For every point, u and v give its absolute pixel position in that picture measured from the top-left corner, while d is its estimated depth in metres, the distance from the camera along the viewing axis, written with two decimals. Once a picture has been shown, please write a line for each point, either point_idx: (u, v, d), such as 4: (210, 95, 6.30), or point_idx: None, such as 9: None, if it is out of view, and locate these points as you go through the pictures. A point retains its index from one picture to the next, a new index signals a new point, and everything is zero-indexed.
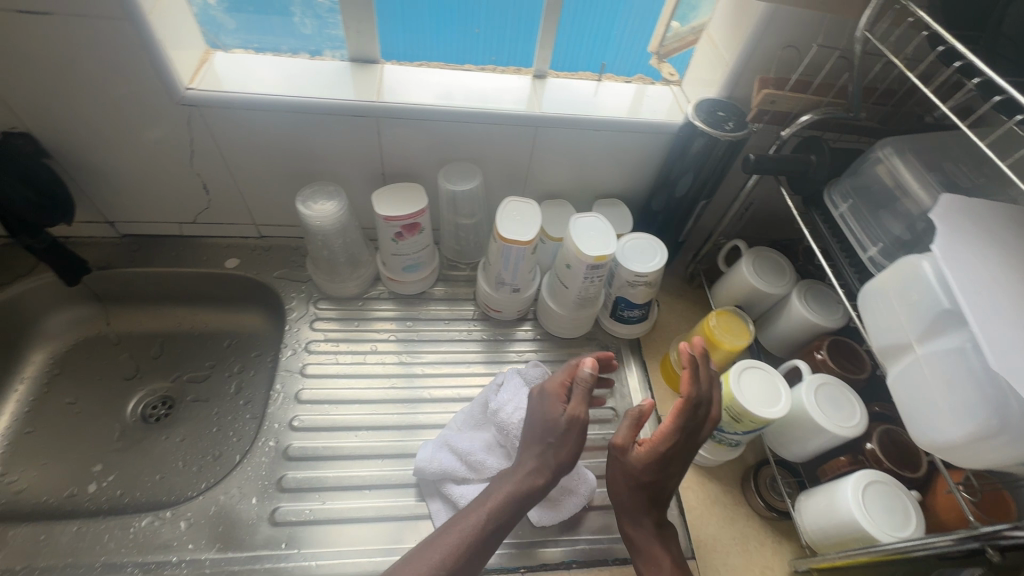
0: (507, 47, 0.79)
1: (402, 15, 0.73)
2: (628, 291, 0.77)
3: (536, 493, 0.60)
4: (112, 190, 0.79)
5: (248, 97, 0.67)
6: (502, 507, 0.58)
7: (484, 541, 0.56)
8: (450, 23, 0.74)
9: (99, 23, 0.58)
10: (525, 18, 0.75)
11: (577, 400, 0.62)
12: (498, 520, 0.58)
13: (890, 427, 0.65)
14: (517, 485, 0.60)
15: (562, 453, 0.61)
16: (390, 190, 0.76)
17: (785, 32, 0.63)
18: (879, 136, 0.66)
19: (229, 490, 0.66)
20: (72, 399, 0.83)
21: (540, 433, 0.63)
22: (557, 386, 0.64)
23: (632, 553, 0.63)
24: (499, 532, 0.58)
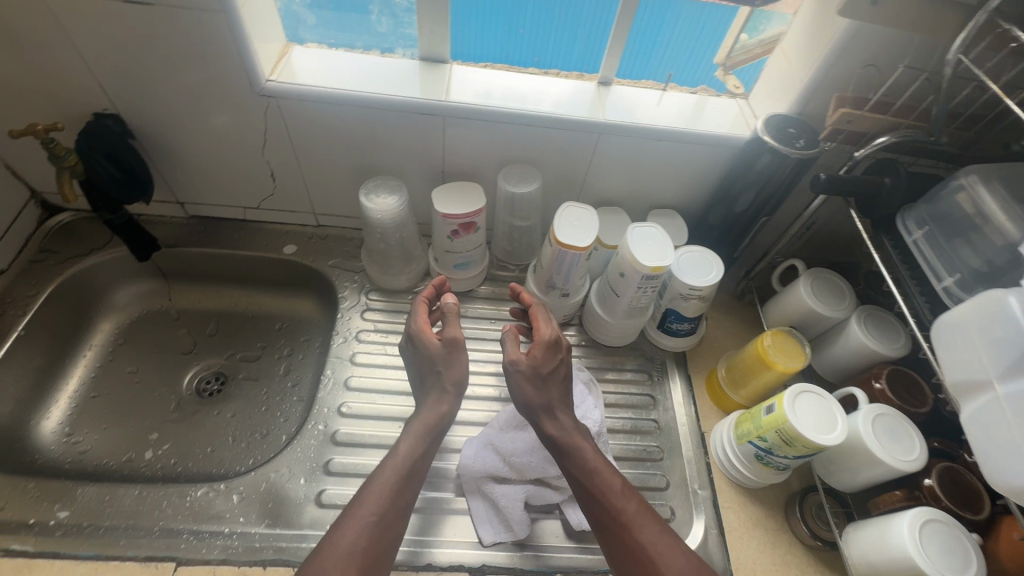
0: (552, 49, 0.78)
1: (461, 15, 0.74)
2: (679, 303, 0.76)
3: (442, 425, 0.65)
4: (186, 173, 0.83)
5: (323, 91, 0.69)
6: (414, 448, 0.62)
7: (407, 478, 0.60)
8: (495, 22, 0.75)
9: (195, 14, 0.61)
10: (570, 18, 0.74)
11: (449, 325, 0.70)
12: (416, 458, 0.61)
13: (950, 464, 0.62)
14: (423, 424, 0.64)
15: (451, 374, 0.68)
16: (449, 189, 0.77)
17: (867, 51, 0.61)
18: (961, 162, 0.63)
19: (279, 469, 0.69)
20: (134, 369, 0.88)
21: (428, 367, 0.68)
22: (421, 325, 0.70)
23: (558, 453, 0.63)
24: (419, 467, 0.61)
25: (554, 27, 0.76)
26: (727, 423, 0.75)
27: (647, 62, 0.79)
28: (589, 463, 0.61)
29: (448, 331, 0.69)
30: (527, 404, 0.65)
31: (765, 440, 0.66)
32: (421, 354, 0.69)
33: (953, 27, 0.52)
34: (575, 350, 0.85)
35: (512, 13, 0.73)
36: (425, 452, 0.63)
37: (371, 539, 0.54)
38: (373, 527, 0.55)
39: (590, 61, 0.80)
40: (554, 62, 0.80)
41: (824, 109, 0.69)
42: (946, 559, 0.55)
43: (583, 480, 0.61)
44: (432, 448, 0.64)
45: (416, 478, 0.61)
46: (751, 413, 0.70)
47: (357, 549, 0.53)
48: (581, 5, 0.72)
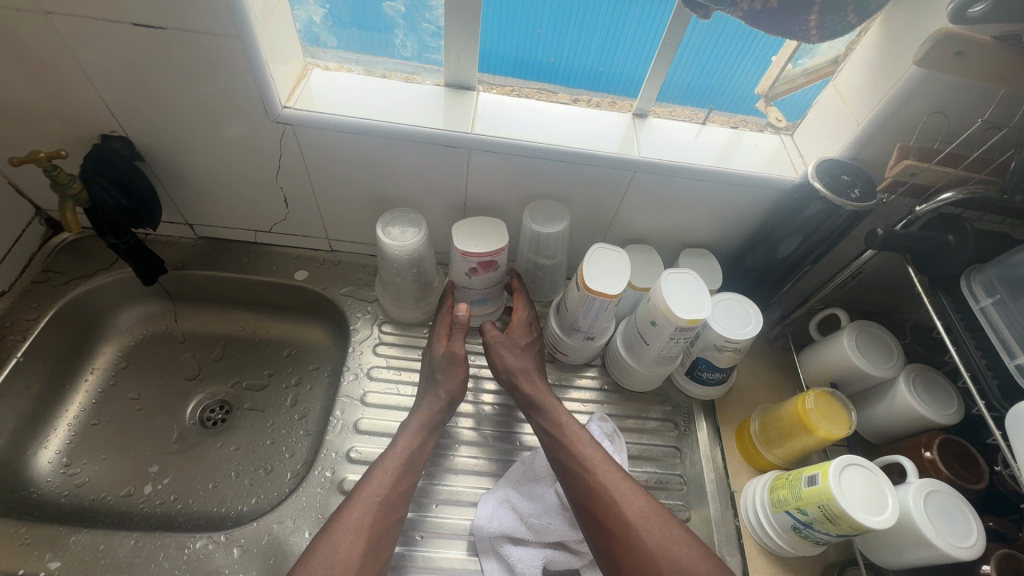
0: (568, 50, 0.69)
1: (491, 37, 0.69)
2: (712, 354, 0.71)
3: (438, 418, 0.69)
4: (196, 195, 0.79)
5: (341, 119, 0.65)
6: (412, 438, 0.66)
7: (408, 465, 0.64)
8: (518, 24, 0.67)
9: (209, 39, 0.57)
10: (591, 26, 0.66)
11: (455, 339, 0.74)
12: (416, 445, 0.66)
13: (1011, 552, 0.57)
14: (420, 420, 0.68)
15: (450, 382, 0.71)
16: (471, 225, 0.73)
17: (936, 97, 0.56)
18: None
19: (283, 520, 0.65)
20: (136, 395, 0.84)
21: (429, 374, 0.73)
22: (437, 331, 0.76)
23: (532, 409, 0.70)
24: (419, 454, 0.66)
25: (571, 29, 0.66)
26: (759, 485, 0.70)
27: (687, 92, 0.74)
28: (557, 416, 0.68)
29: (451, 346, 0.73)
30: (506, 370, 0.72)
31: (806, 513, 0.61)
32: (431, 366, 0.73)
33: None
34: (597, 394, 0.81)
35: (530, 12, 0.65)
36: (424, 442, 0.67)
37: (377, 517, 0.58)
38: (377, 506, 0.59)
39: (608, 62, 0.71)
40: (571, 61, 0.71)
41: (881, 155, 0.63)
42: None
43: (551, 433, 0.67)
44: (429, 437, 0.68)
45: (415, 467, 0.65)
46: (789, 479, 0.65)
47: (363, 526, 0.57)
48: (597, 8, 0.64)
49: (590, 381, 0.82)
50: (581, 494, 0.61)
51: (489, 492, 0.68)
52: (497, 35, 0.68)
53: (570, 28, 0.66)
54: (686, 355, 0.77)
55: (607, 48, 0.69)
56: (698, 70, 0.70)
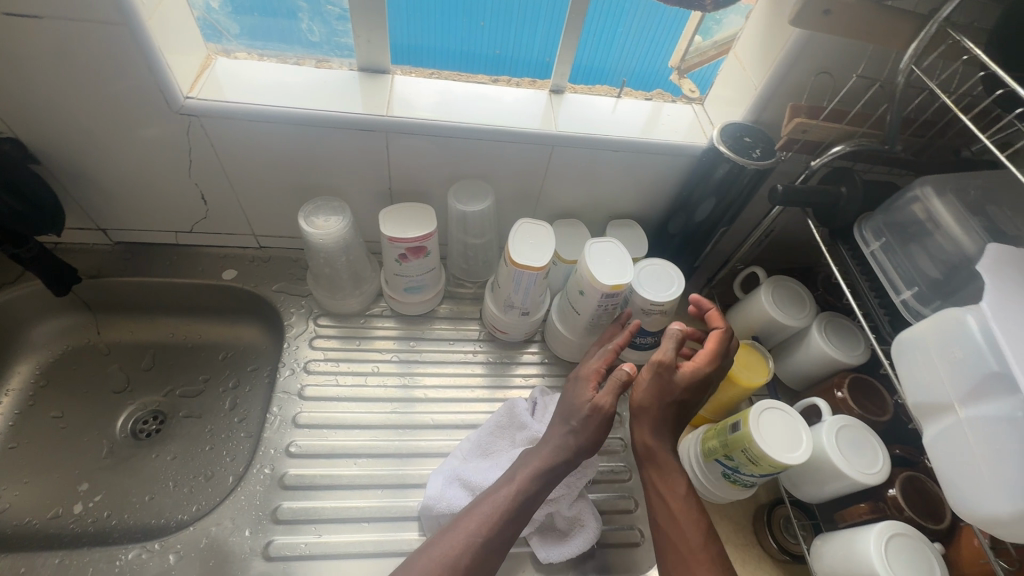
0: (514, 43, 0.73)
1: (423, 28, 0.70)
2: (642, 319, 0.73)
3: (560, 469, 0.61)
4: (106, 198, 0.76)
5: (250, 108, 0.63)
6: (530, 483, 0.59)
7: (516, 515, 0.58)
8: (458, 15, 0.68)
9: (94, 28, 0.54)
10: (521, 10, 0.68)
11: (606, 390, 0.62)
12: (530, 492, 0.59)
13: (913, 474, 0.62)
14: (546, 459, 0.61)
15: (583, 438, 0.61)
16: (397, 210, 0.73)
17: (819, 58, 0.60)
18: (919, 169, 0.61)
19: (222, 521, 0.64)
20: (59, 413, 0.80)
21: (564, 416, 0.64)
22: (587, 369, 0.67)
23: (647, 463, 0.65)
24: (529, 507, 0.59)
25: (494, 16, 0.68)
26: (692, 438, 0.73)
27: (609, 69, 0.76)
28: (674, 505, 0.61)
29: (602, 395, 0.62)
30: (637, 407, 0.65)
31: (732, 458, 0.64)
32: (568, 410, 0.64)
33: (905, 35, 0.50)
34: (539, 368, 0.82)
35: (472, 4, 0.67)
36: (538, 492, 0.60)
37: (473, 561, 0.55)
38: (476, 547, 0.55)
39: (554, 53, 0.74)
40: (517, 54, 0.74)
41: (779, 116, 0.67)
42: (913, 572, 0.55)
43: (663, 515, 0.61)
44: (547, 487, 0.60)
45: (522, 518, 0.58)
46: (717, 429, 0.68)
47: (457, 566, 0.54)
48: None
49: (532, 356, 0.83)
50: (666, 547, 0.60)
51: (436, 471, 0.68)
52: (415, 21, 0.69)
53: (511, 15, 0.68)
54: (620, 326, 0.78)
55: (522, 27, 0.70)
56: (614, 44, 0.72)
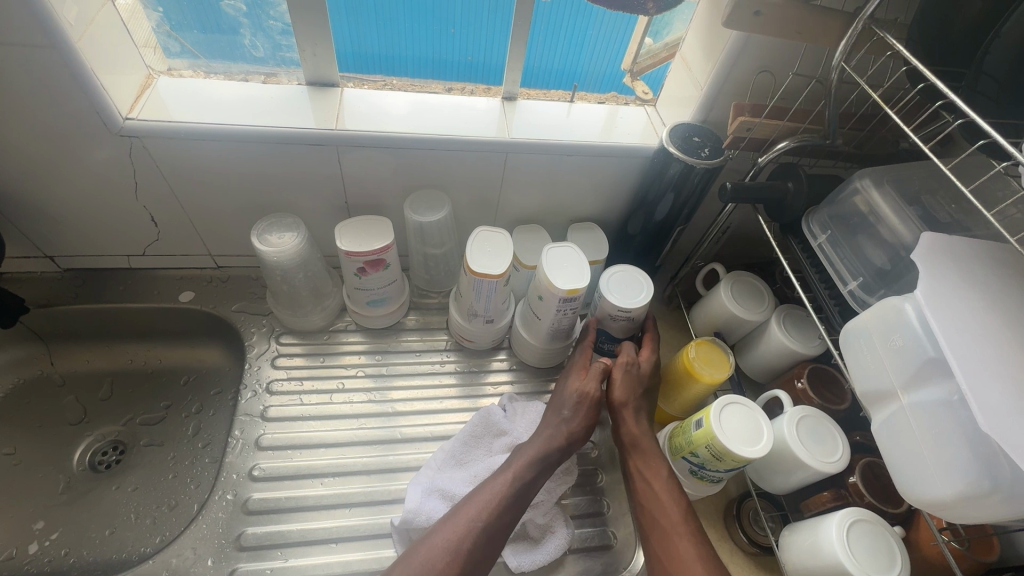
0: (485, 48, 0.72)
1: (394, 36, 0.69)
2: (609, 324, 0.73)
3: (553, 455, 0.63)
4: (50, 225, 0.73)
5: (195, 127, 0.62)
6: (525, 470, 0.61)
7: (513, 500, 0.59)
8: (428, 19, 0.67)
9: (21, 51, 0.53)
10: (478, 19, 0.68)
11: (589, 377, 0.68)
12: (526, 478, 0.61)
13: (872, 460, 0.64)
14: (540, 447, 0.64)
15: (575, 424, 0.65)
16: (354, 224, 0.72)
17: (759, 57, 0.61)
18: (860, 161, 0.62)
19: (182, 552, 0.62)
20: (10, 449, 0.77)
21: (556, 408, 0.68)
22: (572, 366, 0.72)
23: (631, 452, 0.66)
24: (526, 494, 0.60)
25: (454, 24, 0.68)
26: (661, 437, 0.73)
27: (582, 70, 0.76)
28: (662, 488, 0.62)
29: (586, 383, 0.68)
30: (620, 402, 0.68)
31: (697, 456, 0.65)
32: (563, 403, 0.68)
33: (834, 33, 0.52)
34: (507, 375, 0.82)
35: (444, 8, 0.66)
36: (534, 480, 0.62)
37: (475, 545, 0.55)
38: (477, 532, 0.56)
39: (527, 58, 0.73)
40: (489, 59, 0.74)
41: (726, 115, 0.68)
42: (873, 558, 0.56)
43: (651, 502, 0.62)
44: (543, 475, 0.62)
45: (519, 504, 0.60)
46: (683, 427, 0.69)
47: (459, 551, 0.54)
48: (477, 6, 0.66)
49: (499, 363, 0.83)
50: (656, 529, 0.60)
51: (413, 482, 0.67)
52: (365, 35, 0.68)
53: (482, 23, 0.69)
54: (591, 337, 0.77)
55: (472, 37, 0.70)
56: (565, 50, 0.73)
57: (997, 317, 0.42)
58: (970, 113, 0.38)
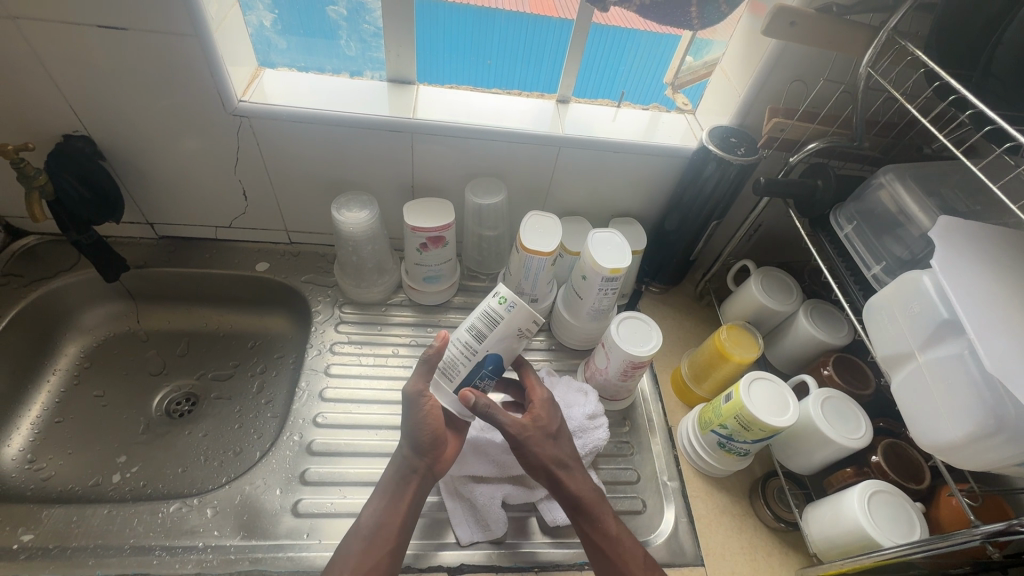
0: (516, 79, 0.84)
1: (435, 57, 0.80)
2: (505, 347, 0.67)
3: (398, 485, 0.63)
4: (158, 193, 0.84)
5: (293, 111, 0.72)
6: (380, 501, 0.63)
7: (376, 533, 0.60)
8: (462, 49, 0.79)
9: (173, 39, 0.64)
10: (531, 51, 0.80)
11: (419, 377, 0.65)
12: (380, 512, 0.62)
13: (893, 441, 0.67)
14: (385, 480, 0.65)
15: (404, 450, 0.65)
16: (421, 204, 0.81)
17: (793, 68, 0.69)
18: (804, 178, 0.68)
19: (254, 481, 0.69)
20: (100, 392, 0.86)
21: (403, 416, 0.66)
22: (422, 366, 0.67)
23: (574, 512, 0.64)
24: (390, 516, 0.62)
25: (488, 56, 0.80)
26: (691, 417, 0.78)
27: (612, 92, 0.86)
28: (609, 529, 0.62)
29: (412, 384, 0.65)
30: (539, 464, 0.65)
31: (726, 427, 0.69)
32: (407, 413, 0.64)
33: (862, 44, 0.59)
34: (544, 354, 0.88)
35: (477, 45, 0.79)
36: (392, 504, 0.62)
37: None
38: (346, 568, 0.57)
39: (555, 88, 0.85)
40: (518, 86, 0.85)
41: (760, 120, 0.76)
42: (892, 525, 0.59)
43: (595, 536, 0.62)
44: (404, 491, 0.63)
45: (393, 529, 0.60)
46: (712, 404, 0.74)
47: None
48: (521, 40, 0.78)
49: (538, 343, 0.89)
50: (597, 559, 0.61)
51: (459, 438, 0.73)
52: (436, 53, 0.80)
53: (511, 57, 0.81)
54: (459, 359, 0.66)
55: (504, 68, 0.82)
56: (598, 75, 0.83)
57: (1007, 283, 0.48)
58: (981, 105, 0.45)
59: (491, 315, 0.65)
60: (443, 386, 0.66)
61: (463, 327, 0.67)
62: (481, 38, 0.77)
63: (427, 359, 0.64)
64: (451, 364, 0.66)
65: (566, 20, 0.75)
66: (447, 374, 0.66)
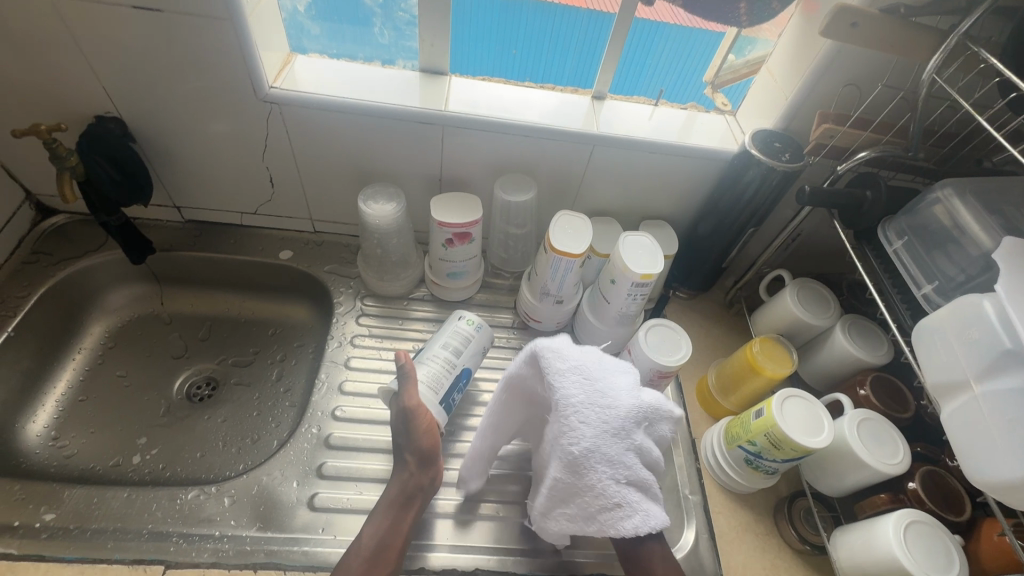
0: (547, 70, 0.81)
1: (465, 46, 0.78)
2: (472, 360, 0.74)
3: (400, 501, 0.63)
4: (187, 177, 0.84)
5: (324, 98, 0.71)
6: (385, 517, 0.61)
7: (384, 550, 0.59)
8: (491, 39, 0.77)
9: (207, 22, 0.62)
10: (562, 43, 0.77)
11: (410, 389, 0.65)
12: (384, 530, 0.60)
13: (933, 468, 0.64)
14: (387, 497, 0.63)
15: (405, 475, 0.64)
16: (448, 198, 0.79)
17: (847, 72, 0.65)
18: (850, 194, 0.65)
19: (272, 472, 0.69)
20: (123, 372, 0.87)
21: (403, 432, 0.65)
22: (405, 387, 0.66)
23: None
24: (389, 533, 0.60)
25: (518, 44, 0.78)
26: (717, 429, 0.76)
27: (647, 91, 0.83)
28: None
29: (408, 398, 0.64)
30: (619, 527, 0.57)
31: (755, 444, 0.67)
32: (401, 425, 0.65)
33: (927, 50, 0.56)
34: None
35: (507, 34, 0.76)
36: (394, 523, 0.61)
37: None
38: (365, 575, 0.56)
39: (585, 82, 0.82)
40: (548, 79, 0.82)
41: (807, 125, 0.72)
42: (928, 558, 0.57)
43: None
44: (405, 513, 0.62)
45: (389, 548, 0.59)
46: (740, 419, 0.71)
47: None
48: (557, 30, 0.75)
49: None
50: None
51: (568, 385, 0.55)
52: (469, 43, 0.78)
53: (542, 49, 0.78)
54: (440, 372, 0.70)
55: (535, 57, 0.79)
56: (628, 67, 0.80)
57: None
58: None
59: (461, 334, 0.74)
60: (429, 400, 0.68)
61: (437, 345, 0.73)
62: (512, 27, 0.75)
63: (411, 371, 0.66)
64: (433, 377, 0.70)
65: (609, 11, 0.72)
66: (429, 387, 0.69)
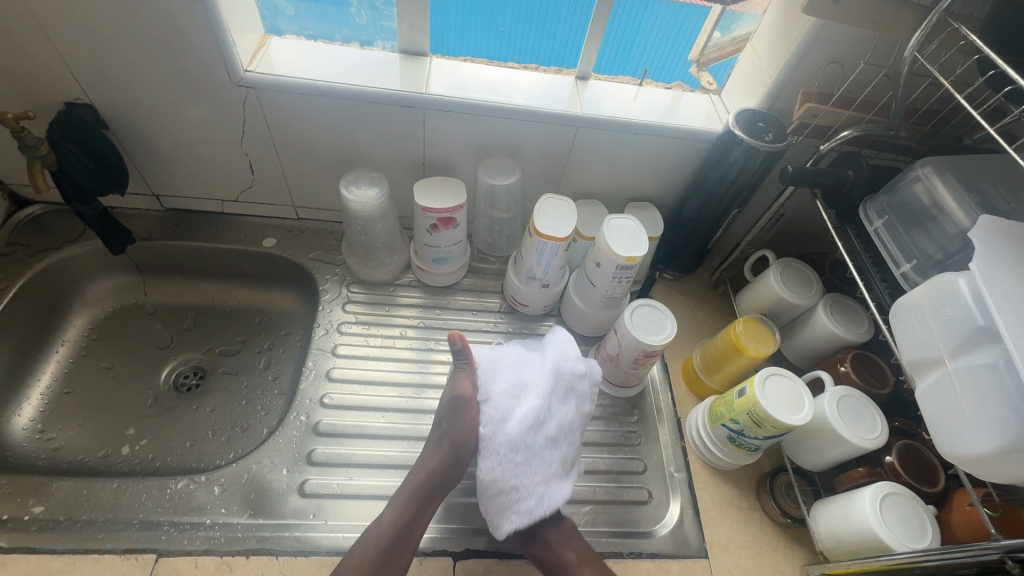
0: (530, 50, 0.80)
1: (446, 26, 0.76)
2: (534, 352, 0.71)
3: (428, 489, 0.63)
4: (163, 165, 0.82)
5: (301, 82, 0.69)
6: (405, 507, 0.61)
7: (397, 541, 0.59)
8: (472, 17, 0.75)
9: (175, 3, 0.60)
10: (544, 22, 0.76)
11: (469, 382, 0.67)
12: (406, 519, 0.61)
13: (910, 442, 0.66)
14: (411, 486, 0.63)
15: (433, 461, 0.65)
16: (432, 182, 0.78)
17: (830, 50, 0.65)
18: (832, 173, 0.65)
19: (262, 460, 0.69)
20: (108, 363, 0.86)
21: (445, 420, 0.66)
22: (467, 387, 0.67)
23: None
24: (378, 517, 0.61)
25: (500, 23, 0.76)
26: (701, 409, 0.77)
27: (632, 70, 0.82)
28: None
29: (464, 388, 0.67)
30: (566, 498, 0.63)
31: (737, 422, 0.68)
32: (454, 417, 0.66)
33: (908, 26, 0.55)
34: None
35: (489, 13, 0.75)
36: (419, 513, 0.62)
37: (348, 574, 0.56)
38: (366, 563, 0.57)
39: (569, 62, 0.81)
40: (531, 59, 0.81)
41: (790, 104, 0.72)
42: (901, 528, 0.58)
43: None
44: (430, 503, 0.63)
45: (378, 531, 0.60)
46: (724, 398, 0.72)
47: None
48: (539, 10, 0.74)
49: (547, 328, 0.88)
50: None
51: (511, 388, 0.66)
52: (449, 23, 0.76)
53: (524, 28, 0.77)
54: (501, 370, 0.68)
55: (517, 37, 0.78)
56: (612, 46, 0.79)
57: None
58: None
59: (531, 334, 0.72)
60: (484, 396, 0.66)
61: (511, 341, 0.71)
62: (493, 6, 0.74)
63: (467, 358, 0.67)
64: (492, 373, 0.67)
65: None
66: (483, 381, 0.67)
